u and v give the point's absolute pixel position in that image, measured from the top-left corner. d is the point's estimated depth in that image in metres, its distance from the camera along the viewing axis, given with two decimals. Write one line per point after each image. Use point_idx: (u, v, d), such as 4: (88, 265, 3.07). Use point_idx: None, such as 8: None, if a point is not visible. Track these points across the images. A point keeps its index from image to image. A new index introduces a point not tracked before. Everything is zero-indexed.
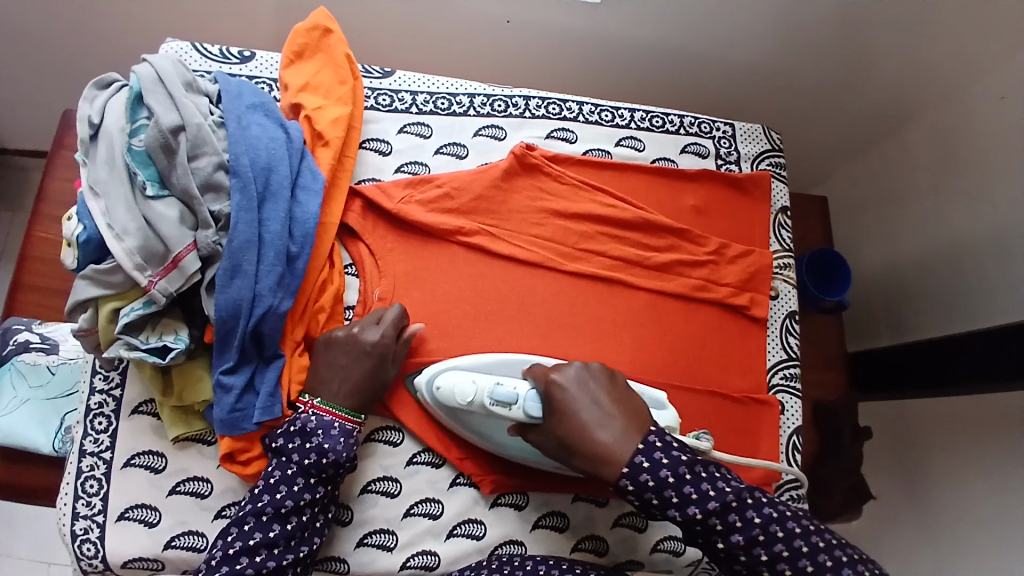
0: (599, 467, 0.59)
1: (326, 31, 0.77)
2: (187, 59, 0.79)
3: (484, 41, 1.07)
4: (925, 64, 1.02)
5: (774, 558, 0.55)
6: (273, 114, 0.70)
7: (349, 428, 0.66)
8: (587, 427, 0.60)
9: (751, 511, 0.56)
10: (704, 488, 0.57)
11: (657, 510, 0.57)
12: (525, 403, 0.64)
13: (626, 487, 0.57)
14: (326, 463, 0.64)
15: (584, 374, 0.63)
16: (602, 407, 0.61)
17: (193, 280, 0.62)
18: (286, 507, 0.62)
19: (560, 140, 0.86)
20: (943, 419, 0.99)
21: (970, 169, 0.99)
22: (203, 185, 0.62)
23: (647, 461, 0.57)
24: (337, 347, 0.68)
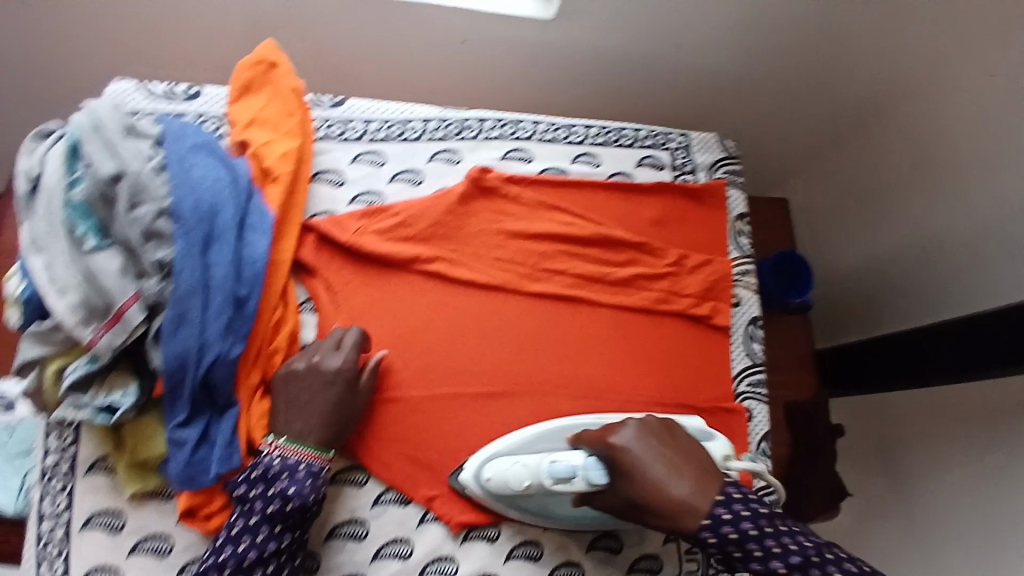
0: (676, 522, 0.60)
1: (273, 64, 0.75)
2: (130, 100, 0.78)
3: (441, 61, 1.06)
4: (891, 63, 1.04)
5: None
6: (218, 153, 0.68)
7: (316, 468, 0.65)
8: (658, 486, 0.60)
9: (832, 566, 0.56)
10: (785, 540, 0.58)
11: (739, 562, 0.59)
12: (586, 474, 0.63)
13: (707, 540, 0.58)
14: (292, 508, 0.63)
15: (641, 430, 0.64)
16: (667, 463, 0.62)
17: (137, 332, 0.60)
18: (250, 558, 0.61)
19: (517, 159, 0.85)
20: (920, 414, 1.01)
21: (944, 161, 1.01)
22: (144, 233, 0.60)
23: (728, 513, 0.58)
24: (296, 381, 0.67)
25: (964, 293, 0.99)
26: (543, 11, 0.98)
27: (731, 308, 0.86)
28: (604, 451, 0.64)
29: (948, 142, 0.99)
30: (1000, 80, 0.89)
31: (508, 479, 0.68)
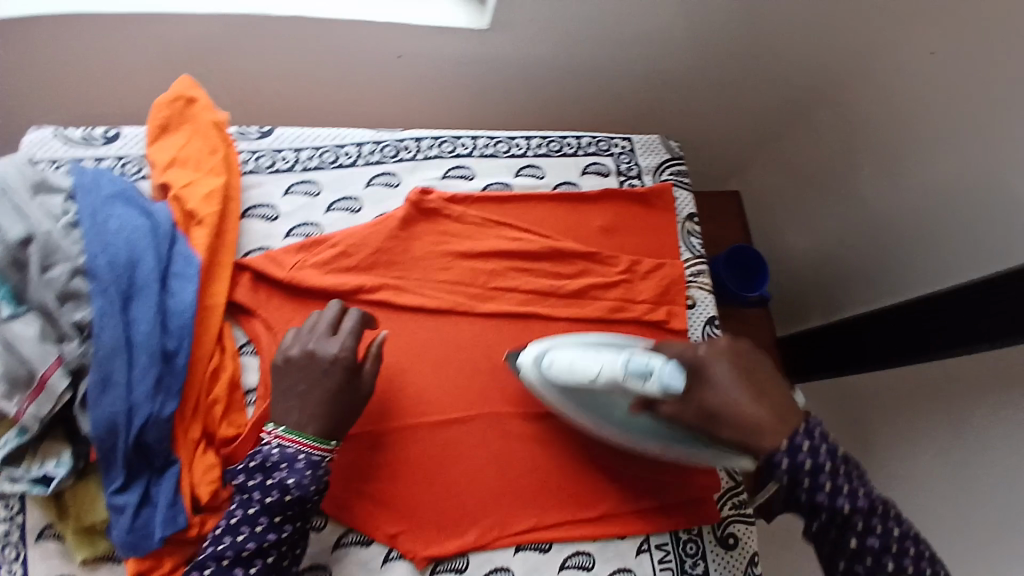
0: (748, 438, 0.60)
1: (190, 100, 0.72)
2: (46, 148, 0.75)
3: (378, 77, 1.04)
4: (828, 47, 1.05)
5: (900, 570, 0.56)
6: (136, 201, 0.67)
7: (315, 458, 0.63)
8: (736, 402, 0.61)
9: (892, 522, 0.57)
10: (856, 485, 0.57)
11: (802, 491, 0.58)
12: (662, 375, 0.59)
13: (780, 463, 0.57)
14: (291, 499, 0.61)
15: (733, 352, 0.64)
16: (749, 385, 0.61)
17: (63, 399, 0.58)
18: (249, 549, 0.60)
19: (458, 177, 0.83)
20: (884, 393, 1.02)
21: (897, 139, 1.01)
22: (61, 295, 0.58)
23: (809, 445, 0.57)
24: (295, 366, 0.66)
25: (923, 265, 1.00)
26: (477, 21, 0.97)
27: (688, 309, 0.84)
28: (692, 360, 0.64)
29: (892, 119, 1.01)
30: (943, 54, 0.90)
31: (577, 365, 0.66)
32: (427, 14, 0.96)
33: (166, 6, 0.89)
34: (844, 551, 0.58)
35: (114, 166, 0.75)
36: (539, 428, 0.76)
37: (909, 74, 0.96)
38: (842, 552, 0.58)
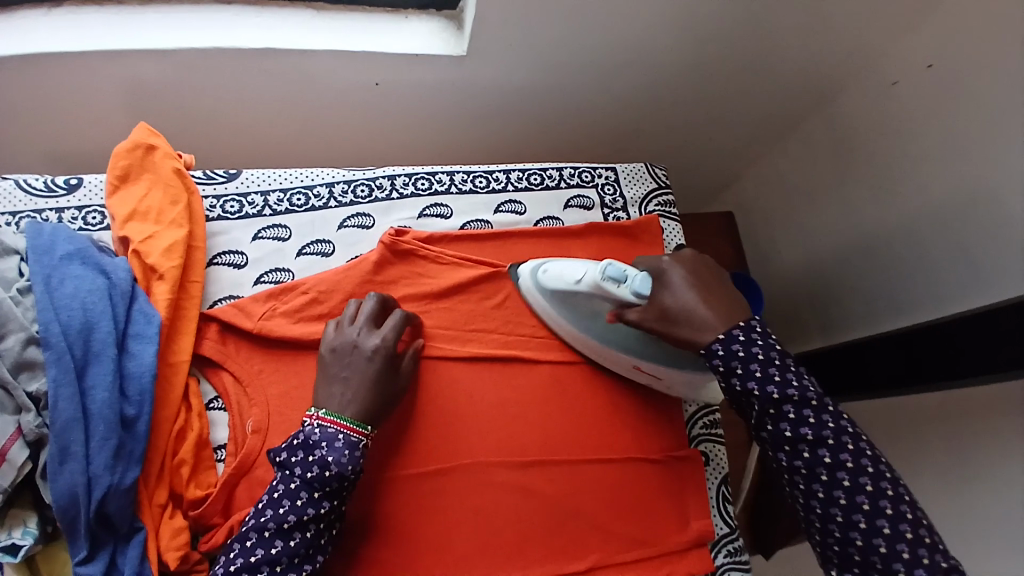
0: (696, 334, 0.62)
1: (150, 148, 0.71)
2: (8, 199, 0.75)
3: (356, 105, 1.02)
4: (818, 61, 1.02)
5: (836, 464, 0.54)
6: (92, 260, 0.65)
7: (355, 440, 0.61)
8: (688, 303, 0.63)
9: (828, 416, 0.56)
10: (789, 376, 0.57)
11: (737, 380, 0.58)
12: (634, 281, 0.64)
13: (716, 351, 0.59)
14: (331, 475, 0.58)
15: (694, 262, 0.67)
16: (702, 288, 0.64)
17: (25, 470, 0.56)
18: (289, 522, 0.57)
19: (434, 216, 0.81)
20: (886, 418, 0.98)
21: (886, 156, 0.97)
22: (14, 366, 0.56)
23: (744, 336, 0.59)
24: (338, 355, 0.66)
25: (918, 285, 0.96)
26: (454, 48, 0.94)
27: None
28: (655, 268, 0.67)
29: (884, 132, 0.97)
30: (940, 67, 0.86)
31: (566, 273, 0.72)
32: (399, 42, 0.93)
33: (132, 42, 0.87)
34: (781, 444, 0.57)
35: (77, 217, 0.75)
36: (523, 478, 0.72)
37: (903, 86, 0.93)
38: (780, 446, 0.57)
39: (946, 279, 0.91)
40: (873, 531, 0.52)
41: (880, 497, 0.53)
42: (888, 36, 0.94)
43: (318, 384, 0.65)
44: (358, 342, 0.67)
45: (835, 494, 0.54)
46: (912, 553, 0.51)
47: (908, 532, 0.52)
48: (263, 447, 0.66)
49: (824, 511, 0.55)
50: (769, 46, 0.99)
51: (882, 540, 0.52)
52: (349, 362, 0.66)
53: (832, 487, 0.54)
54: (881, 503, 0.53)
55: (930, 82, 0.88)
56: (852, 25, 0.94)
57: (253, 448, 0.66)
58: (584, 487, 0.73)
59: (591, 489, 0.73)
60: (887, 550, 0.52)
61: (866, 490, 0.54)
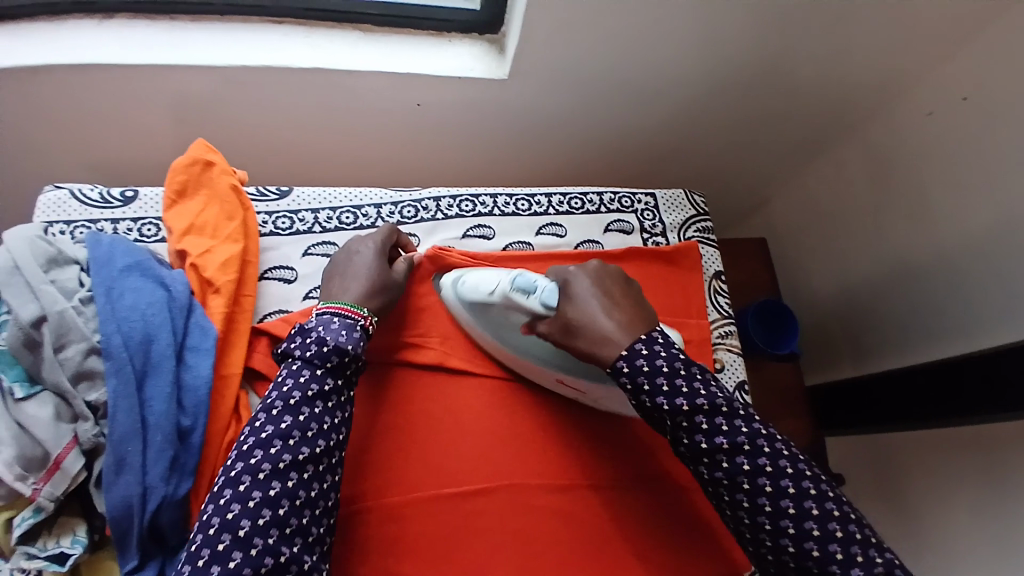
0: (597, 349, 0.62)
1: (208, 164, 0.73)
2: (65, 208, 0.77)
3: (400, 124, 1.04)
4: (851, 90, 1.03)
5: (756, 470, 0.55)
6: (152, 272, 0.66)
7: (350, 322, 0.65)
8: (591, 315, 0.63)
9: (739, 420, 0.57)
10: (695, 384, 0.57)
11: (646, 396, 0.59)
12: (542, 291, 0.66)
13: (621, 369, 0.59)
14: (329, 350, 0.62)
15: (598, 272, 0.68)
16: (605, 299, 0.64)
17: (78, 478, 0.59)
18: (295, 398, 0.59)
19: (477, 237, 0.83)
20: (922, 446, 0.98)
21: (919, 187, 0.98)
22: (74, 375, 0.59)
23: (646, 349, 0.59)
24: (339, 258, 0.73)
25: (954, 315, 0.95)
26: (497, 71, 0.96)
27: (716, 373, 0.82)
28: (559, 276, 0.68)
29: (916, 162, 0.98)
30: (975, 99, 0.87)
31: (480, 284, 0.71)
32: (444, 62, 0.96)
33: (186, 58, 0.89)
34: (700, 457, 0.57)
35: (133, 229, 0.77)
36: (562, 501, 0.73)
37: (937, 117, 0.94)
38: (699, 458, 0.57)
39: (982, 309, 0.90)
40: (803, 536, 0.53)
41: (804, 498, 0.54)
42: (922, 69, 0.96)
43: (322, 283, 0.71)
44: (356, 246, 0.74)
45: (760, 501, 0.55)
46: (844, 552, 0.52)
47: (837, 531, 0.52)
48: None
49: (753, 521, 0.55)
50: (804, 75, 1.00)
51: (813, 543, 0.53)
52: (348, 261, 0.72)
53: (755, 495, 0.55)
54: (806, 505, 0.53)
55: (964, 115, 0.89)
56: (887, 56, 0.96)
57: None
58: (621, 509, 0.73)
59: (628, 514, 0.73)
60: (820, 553, 0.52)
61: (790, 494, 0.54)
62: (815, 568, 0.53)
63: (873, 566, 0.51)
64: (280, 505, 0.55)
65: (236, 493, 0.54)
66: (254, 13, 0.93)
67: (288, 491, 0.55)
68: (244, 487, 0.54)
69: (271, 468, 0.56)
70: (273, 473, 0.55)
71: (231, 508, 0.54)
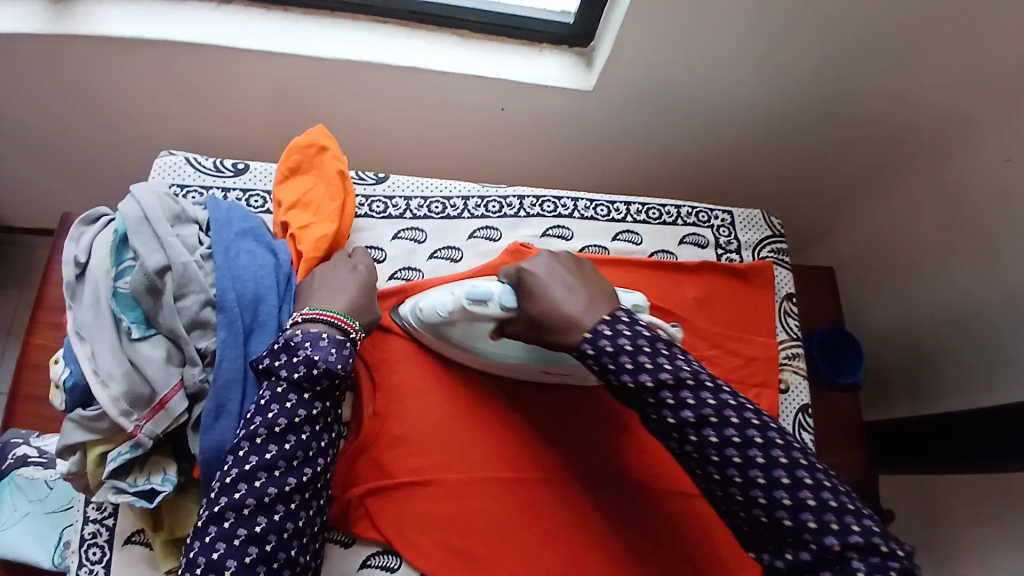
0: (566, 336, 0.63)
1: (322, 148, 0.79)
2: (181, 172, 0.84)
3: (480, 125, 1.08)
4: (932, 129, 1.02)
5: (724, 442, 0.56)
6: (263, 238, 0.73)
7: (339, 339, 0.65)
8: (553, 302, 0.64)
9: (705, 393, 0.58)
10: (660, 359, 0.59)
11: (612, 375, 0.60)
12: (499, 296, 0.67)
13: (585, 351, 0.61)
14: (319, 374, 0.62)
15: (551, 260, 0.68)
16: (566, 283, 0.65)
17: (178, 421, 0.64)
18: (281, 425, 0.61)
19: (556, 237, 0.86)
20: (973, 496, 0.96)
21: (991, 231, 0.96)
22: (189, 323, 0.64)
23: (609, 330, 0.60)
24: (324, 270, 0.72)
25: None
26: (582, 83, 1.00)
27: (779, 394, 0.83)
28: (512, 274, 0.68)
29: (990, 208, 0.96)
30: None
31: (437, 304, 0.72)
32: (532, 70, 1.00)
33: (294, 47, 0.96)
34: (670, 433, 0.59)
35: (241, 198, 0.84)
36: (617, 501, 0.74)
37: (1016, 163, 0.92)
38: (669, 434, 0.59)
39: None
40: (774, 505, 0.55)
41: (774, 467, 0.55)
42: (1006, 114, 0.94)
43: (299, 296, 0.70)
44: (340, 264, 0.74)
45: (730, 473, 0.56)
46: (817, 521, 0.53)
47: (809, 499, 0.54)
48: (384, 429, 0.75)
49: (726, 492, 0.57)
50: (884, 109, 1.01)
51: (784, 512, 0.54)
52: (334, 275, 0.72)
53: (725, 466, 0.56)
54: (776, 475, 0.55)
55: None
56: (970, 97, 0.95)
57: (373, 430, 0.75)
58: (672, 515, 0.75)
59: (680, 519, 0.74)
60: (792, 522, 0.54)
61: (760, 465, 0.55)
62: (790, 537, 0.54)
63: (849, 535, 0.53)
64: (267, 541, 0.59)
65: (221, 531, 0.57)
66: (361, 11, 0.99)
67: (274, 526, 0.59)
68: (229, 524, 0.58)
69: (255, 504, 0.58)
70: (258, 508, 0.59)
71: (216, 547, 0.57)
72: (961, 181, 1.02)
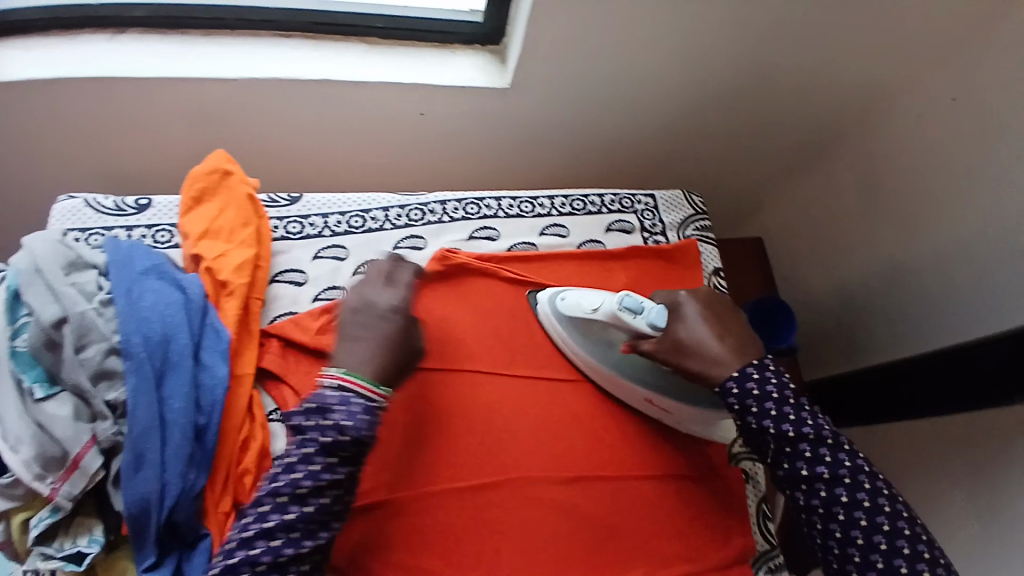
0: (709, 367, 0.67)
1: (227, 172, 0.77)
2: (81, 216, 0.80)
3: (402, 133, 1.07)
4: (842, 95, 1.06)
5: (853, 502, 0.60)
6: (168, 275, 0.69)
7: (369, 403, 0.62)
8: (705, 337, 0.68)
9: (842, 455, 0.62)
10: (802, 415, 0.64)
11: (752, 417, 0.64)
12: (649, 313, 0.69)
13: (730, 389, 0.65)
14: (347, 439, 0.60)
15: (705, 299, 0.73)
16: (718, 324, 0.70)
17: (97, 476, 0.60)
18: (305, 487, 0.58)
19: (484, 238, 0.86)
20: (915, 438, 1.01)
21: (907, 188, 1.01)
22: (95, 375, 0.61)
23: (758, 374, 0.65)
24: (355, 308, 0.69)
25: (948, 308, 0.97)
26: (499, 80, 0.99)
27: None
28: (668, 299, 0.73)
29: (906, 165, 1.01)
30: (965, 100, 0.90)
31: (584, 300, 0.76)
32: (448, 73, 0.98)
33: (199, 71, 0.92)
34: (799, 482, 0.63)
35: (147, 235, 0.79)
36: (567, 495, 0.75)
37: (927, 119, 0.97)
38: (797, 484, 0.63)
39: (967, 302, 0.94)
40: (892, 571, 0.58)
41: (896, 536, 0.59)
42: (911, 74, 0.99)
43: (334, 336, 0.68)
44: (368, 296, 0.70)
45: (852, 533, 0.60)
46: None
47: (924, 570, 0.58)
48: None
49: (841, 551, 0.61)
50: (796, 83, 1.04)
51: None
52: (364, 317, 0.68)
53: (849, 526, 0.60)
54: (897, 542, 0.59)
55: (954, 114, 0.92)
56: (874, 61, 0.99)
57: None
58: (628, 503, 0.76)
59: (635, 505, 0.76)
60: None
61: (884, 529, 0.59)
62: None
63: None
64: None
65: None
66: (264, 28, 0.95)
67: None
68: None
69: (270, 563, 0.56)
70: (272, 567, 0.56)
71: None
72: (875, 142, 1.07)
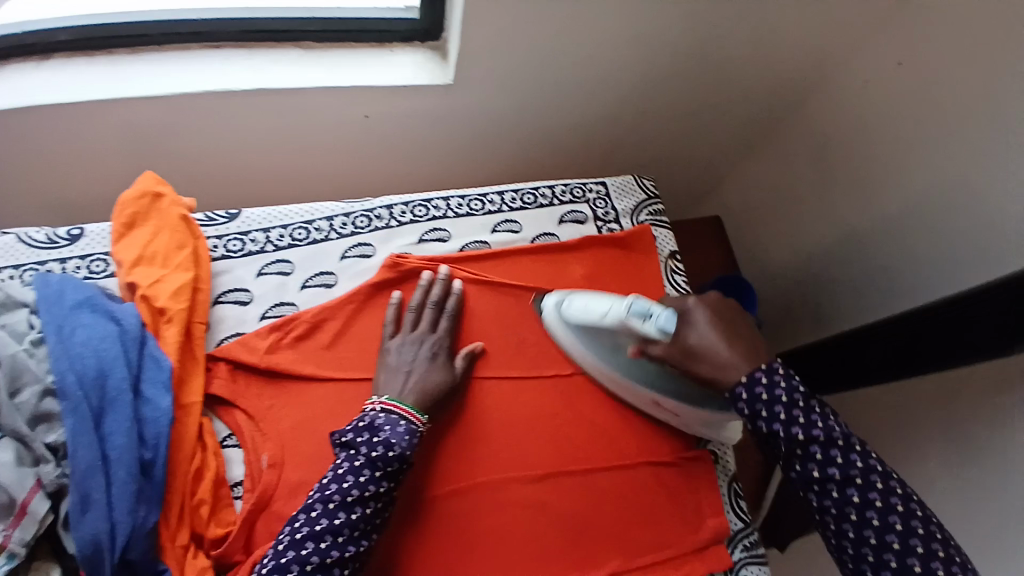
0: (719, 373, 0.64)
1: (157, 195, 0.75)
2: (11, 252, 0.76)
3: (350, 137, 1.04)
4: (790, 68, 1.05)
5: (865, 502, 0.56)
6: (102, 308, 0.67)
7: (412, 426, 0.67)
8: (714, 342, 0.65)
9: (855, 455, 0.58)
10: (813, 417, 0.59)
11: (762, 422, 0.60)
12: (660, 318, 0.67)
13: (740, 395, 0.62)
14: (393, 455, 0.63)
15: (718, 304, 0.69)
16: (727, 329, 0.66)
17: (46, 521, 0.58)
18: (354, 495, 0.61)
19: (434, 240, 0.85)
20: None
21: (860, 155, 1.01)
22: (32, 418, 0.58)
23: (767, 378, 0.61)
24: (404, 347, 0.74)
25: (905, 273, 0.97)
26: (441, 77, 0.96)
27: None
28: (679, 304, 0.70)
29: (858, 132, 1.01)
30: (911, 64, 0.90)
31: (591, 305, 0.74)
32: (389, 73, 0.95)
33: (128, 89, 0.88)
34: (811, 484, 0.59)
35: (81, 266, 0.77)
36: (539, 493, 0.74)
37: (875, 85, 0.96)
38: (810, 486, 0.59)
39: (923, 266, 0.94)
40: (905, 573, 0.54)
41: (910, 535, 0.55)
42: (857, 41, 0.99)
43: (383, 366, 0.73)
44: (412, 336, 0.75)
45: (865, 533, 0.56)
46: None
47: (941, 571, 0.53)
48: (280, 480, 0.69)
49: (856, 551, 0.57)
50: (744, 58, 1.03)
51: None
52: (410, 355, 0.73)
53: (861, 526, 0.56)
54: (911, 542, 0.54)
55: (900, 79, 0.92)
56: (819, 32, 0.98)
57: (270, 483, 0.69)
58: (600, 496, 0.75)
59: (608, 496, 0.76)
60: None
61: (897, 530, 0.55)
62: None
63: None
64: None
65: None
66: (192, 40, 0.92)
67: None
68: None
69: (318, 562, 0.57)
70: (319, 567, 0.57)
71: None
72: (828, 112, 1.07)
